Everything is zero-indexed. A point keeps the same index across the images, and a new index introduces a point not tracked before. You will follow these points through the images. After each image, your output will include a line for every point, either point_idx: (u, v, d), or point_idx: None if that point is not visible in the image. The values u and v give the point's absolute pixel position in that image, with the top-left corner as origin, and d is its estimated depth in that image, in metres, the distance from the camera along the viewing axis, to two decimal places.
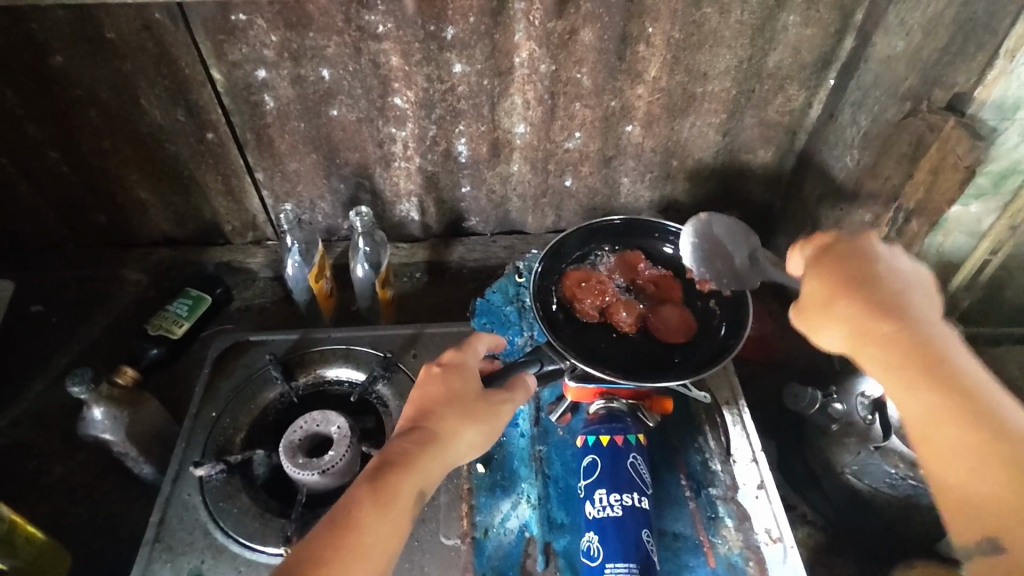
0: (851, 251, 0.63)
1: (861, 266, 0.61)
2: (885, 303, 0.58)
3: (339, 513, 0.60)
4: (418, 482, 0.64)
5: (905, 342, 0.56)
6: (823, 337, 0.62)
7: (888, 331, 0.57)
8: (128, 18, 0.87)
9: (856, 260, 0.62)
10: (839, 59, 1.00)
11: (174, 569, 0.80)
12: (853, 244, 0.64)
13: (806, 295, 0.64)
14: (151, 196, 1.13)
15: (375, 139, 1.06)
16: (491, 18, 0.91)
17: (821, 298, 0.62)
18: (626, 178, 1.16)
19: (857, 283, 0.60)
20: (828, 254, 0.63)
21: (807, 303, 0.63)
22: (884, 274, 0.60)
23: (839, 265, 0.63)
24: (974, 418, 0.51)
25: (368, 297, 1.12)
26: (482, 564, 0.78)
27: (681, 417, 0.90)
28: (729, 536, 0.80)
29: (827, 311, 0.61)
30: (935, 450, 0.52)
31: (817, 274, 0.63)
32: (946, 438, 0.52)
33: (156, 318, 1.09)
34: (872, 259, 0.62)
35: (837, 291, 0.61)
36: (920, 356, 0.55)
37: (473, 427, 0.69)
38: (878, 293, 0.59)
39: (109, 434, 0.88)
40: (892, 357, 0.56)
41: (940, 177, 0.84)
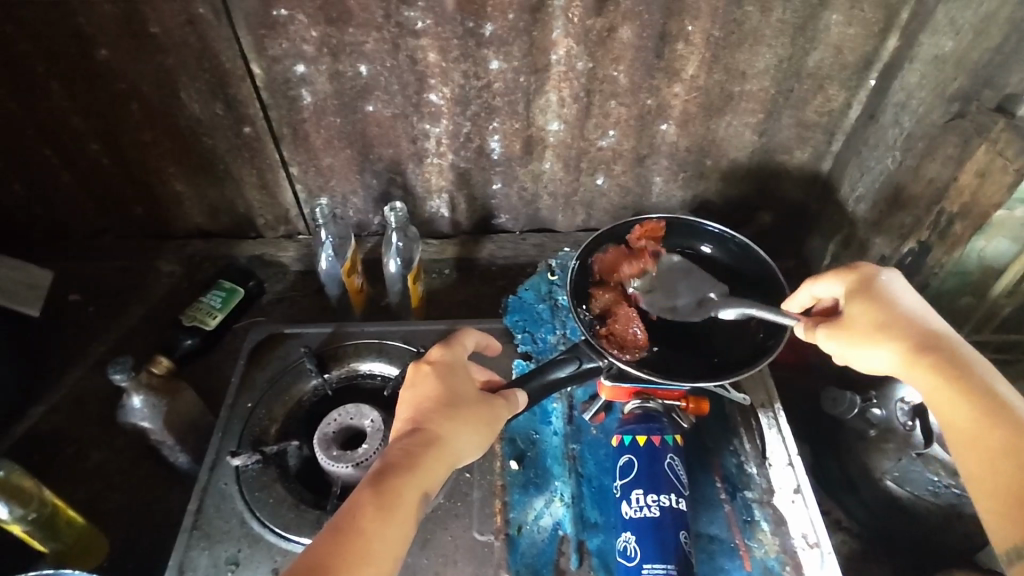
0: (892, 280, 0.72)
1: (907, 297, 0.70)
2: (933, 336, 0.67)
3: (342, 521, 0.59)
4: (420, 484, 0.64)
5: (952, 371, 0.64)
6: (870, 354, 0.69)
7: (938, 356, 0.65)
8: (172, 12, 0.89)
9: (902, 289, 0.71)
10: (881, 59, 0.98)
11: (212, 557, 0.81)
12: (891, 276, 0.73)
13: (857, 322, 0.70)
14: (188, 188, 1.14)
15: (410, 135, 1.06)
16: (530, 15, 0.91)
17: (871, 321, 0.69)
18: (659, 177, 1.15)
19: (906, 316, 0.68)
20: (877, 283, 0.72)
21: (850, 327, 0.71)
22: (921, 306, 0.70)
23: (888, 291, 0.71)
24: (1010, 424, 0.59)
25: (398, 292, 1.13)
26: (517, 562, 0.78)
27: (715, 419, 0.89)
28: (766, 541, 0.79)
29: (877, 336, 0.68)
30: (982, 458, 0.59)
31: (868, 300, 0.70)
32: (993, 441, 0.59)
33: (191, 309, 1.11)
34: (906, 293, 0.71)
35: (890, 319, 0.68)
36: (965, 380, 0.63)
37: (471, 428, 0.69)
38: (924, 321, 0.68)
39: (147, 422, 0.90)
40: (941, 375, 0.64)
41: (988, 180, 0.84)
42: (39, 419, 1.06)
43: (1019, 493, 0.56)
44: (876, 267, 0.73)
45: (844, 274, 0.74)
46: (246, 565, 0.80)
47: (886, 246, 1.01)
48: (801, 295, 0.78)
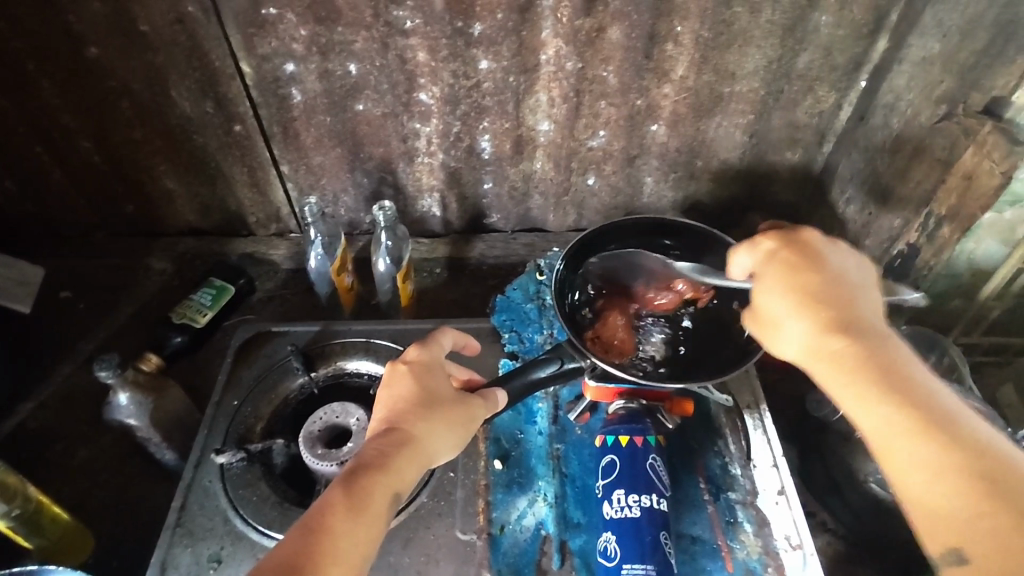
0: (807, 247, 0.66)
1: (823, 266, 0.64)
2: (848, 315, 0.61)
3: (312, 519, 0.59)
4: (393, 483, 0.64)
5: (855, 359, 0.58)
6: (784, 336, 0.62)
7: (847, 344, 0.59)
8: (161, 11, 0.89)
9: (818, 255, 0.65)
10: (871, 61, 0.98)
11: (194, 554, 0.81)
12: (811, 246, 0.66)
13: (767, 306, 0.65)
14: (178, 186, 1.14)
15: (399, 134, 1.06)
16: (519, 15, 0.91)
17: (783, 300, 0.63)
18: (649, 177, 1.15)
19: (822, 292, 0.62)
20: (791, 252, 0.66)
21: (766, 308, 0.65)
22: (834, 276, 0.63)
23: (802, 261, 0.65)
24: (929, 430, 0.52)
25: (388, 291, 1.13)
26: (498, 561, 0.78)
27: (700, 419, 0.89)
28: (748, 542, 0.79)
29: (788, 317, 0.63)
30: (897, 469, 0.53)
31: (782, 277, 0.64)
32: (906, 453, 0.53)
33: (181, 306, 1.11)
34: (824, 258, 0.65)
35: (796, 299, 0.63)
36: (872, 374, 0.56)
37: (446, 428, 0.69)
38: (840, 304, 0.61)
39: (133, 419, 0.90)
40: (846, 364, 0.58)
41: (974, 182, 0.84)
42: (27, 416, 1.06)
43: (938, 510, 0.50)
44: (792, 233, 0.68)
45: (751, 250, 0.69)
46: (229, 562, 0.80)
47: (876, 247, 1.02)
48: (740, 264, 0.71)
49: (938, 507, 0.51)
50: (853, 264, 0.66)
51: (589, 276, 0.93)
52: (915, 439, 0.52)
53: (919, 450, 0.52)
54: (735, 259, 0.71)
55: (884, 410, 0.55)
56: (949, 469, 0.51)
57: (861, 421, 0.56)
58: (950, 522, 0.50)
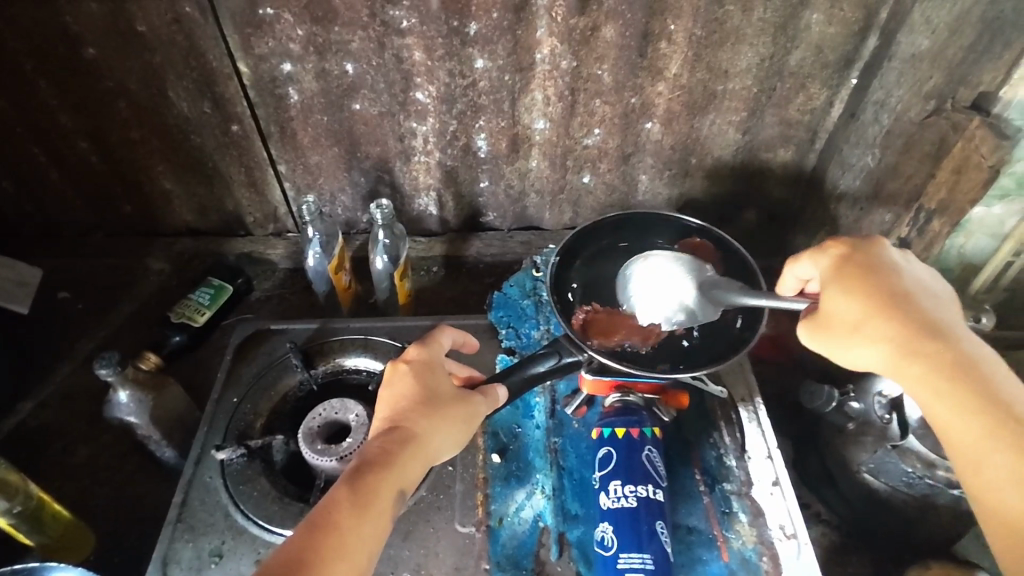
0: (876, 257, 0.70)
1: (898, 277, 0.69)
2: (926, 327, 0.66)
3: (318, 517, 0.60)
4: (396, 481, 0.65)
5: (939, 370, 0.63)
6: (860, 348, 0.67)
7: (929, 357, 0.64)
8: (159, 11, 0.89)
9: (893, 266, 0.70)
10: (862, 58, 0.99)
11: (196, 549, 0.82)
12: (879, 254, 0.70)
13: (838, 312, 0.69)
14: (176, 186, 1.15)
15: (396, 133, 1.07)
16: (514, 14, 0.92)
17: (857, 313, 0.68)
18: (644, 175, 1.16)
19: (901, 303, 0.67)
20: (857, 264, 0.70)
21: (835, 320, 0.69)
22: (909, 288, 0.68)
23: (872, 272, 0.69)
24: (1011, 438, 0.59)
25: (386, 289, 1.14)
26: (497, 552, 0.79)
27: (696, 413, 0.90)
28: (743, 531, 0.80)
29: (864, 329, 0.67)
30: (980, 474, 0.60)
31: (853, 289, 0.69)
32: (991, 460, 0.59)
33: (179, 305, 1.11)
34: (896, 271, 0.69)
35: (874, 309, 0.67)
36: (959, 387, 0.62)
37: (448, 425, 0.70)
38: (917, 315, 0.66)
39: (134, 416, 0.90)
40: (933, 377, 0.63)
41: (964, 176, 0.85)
42: (28, 415, 1.07)
43: (1017, 516, 0.58)
44: (859, 242, 0.71)
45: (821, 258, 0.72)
46: (230, 557, 0.81)
47: None
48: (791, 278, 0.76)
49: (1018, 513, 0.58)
50: (921, 274, 0.71)
51: (585, 270, 0.94)
52: (1000, 449, 0.59)
53: (1003, 461, 0.59)
54: (792, 271, 0.76)
55: (975, 422, 0.61)
56: None
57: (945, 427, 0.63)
58: None
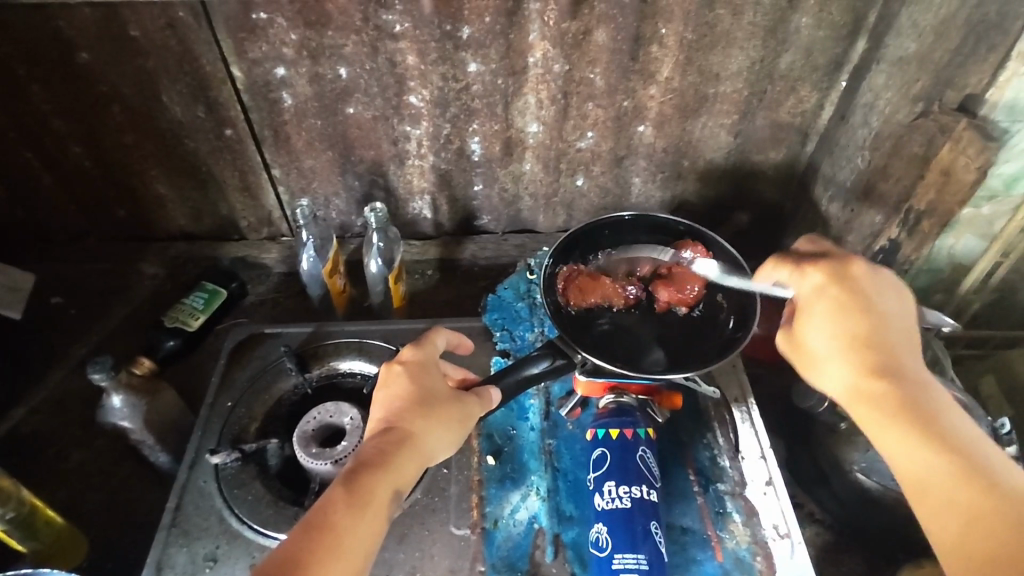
0: (860, 283, 0.71)
1: (873, 308, 0.70)
2: (890, 361, 0.67)
3: (314, 517, 0.60)
4: (393, 481, 0.65)
5: (896, 403, 0.64)
6: (826, 373, 0.70)
7: (889, 390, 0.65)
8: (151, 16, 0.89)
9: (869, 296, 0.70)
10: (851, 61, 1.00)
11: (190, 554, 0.82)
12: (866, 282, 0.71)
13: (814, 339, 0.72)
14: (170, 190, 1.15)
15: (390, 137, 1.07)
16: (507, 18, 0.92)
17: (838, 338, 0.69)
18: (637, 178, 1.17)
19: (853, 331, 0.69)
20: (837, 287, 0.71)
21: (812, 344, 0.72)
22: (862, 318, 0.69)
23: (848, 300, 0.70)
24: (964, 475, 0.58)
25: (380, 293, 1.14)
26: (492, 554, 0.79)
27: (689, 413, 0.90)
28: (737, 531, 0.80)
29: (831, 357, 0.70)
30: (930, 506, 0.58)
31: (825, 312, 0.71)
32: (946, 491, 0.58)
33: (173, 310, 1.11)
34: (872, 303, 0.70)
35: (847, 340, 0.69)
36: (915, 418, 0.62)
37: (444, 426, 0.70)
38: (883, 353, 0.67)
39: (127, 421, 0.90)
40: (889, 409, 0.64)
41: (951, 177, 0.86)
42: (20, 421, 1.06)
43: (965, 548, 0.55)
44: (840, 266, 0.72)
45: (799, 278, 0.74)
46: (225, 561, 0.81)
47: (859, 243, 1.03)
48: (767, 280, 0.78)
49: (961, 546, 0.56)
50: (894, 302, 0.71)
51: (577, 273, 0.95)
52: (951, 479, 0.58)
53: (944, 498, 0.58)
54: (770, 275, 0.78)
55: (929, 453, 0.60)
56: (974, 517, 0.56)
57: (894, 454, 0.62)
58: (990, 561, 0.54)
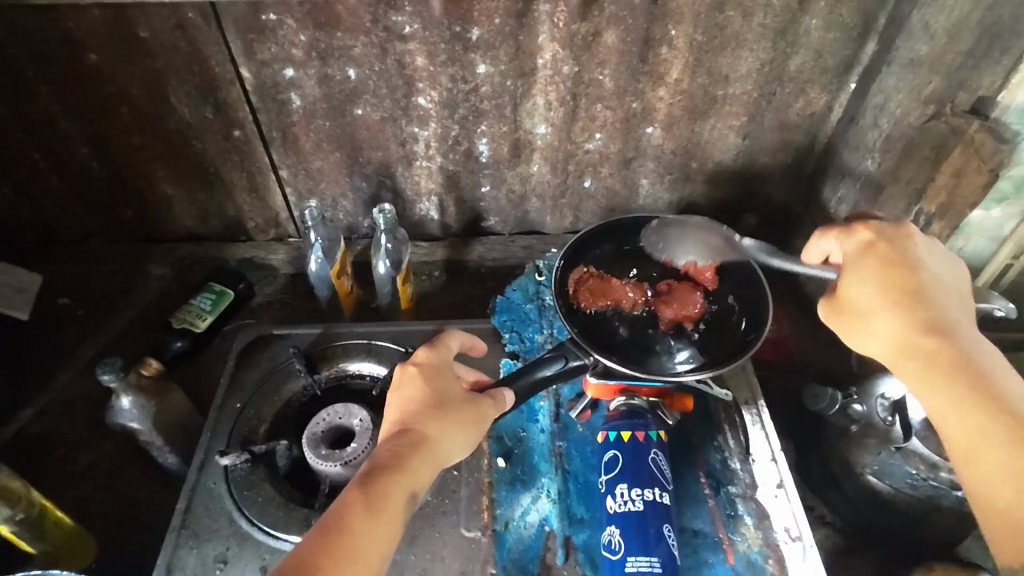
0: (906, 248, 0.72)
1: (919, 268, 0.71)
2: (939, 319, 0.68)
3: (330, 520, 0.60)
4: (408, 484, 0.65)
5: (950, 362, 0.65)
6: (872, 330, 0.70)
7: (938, 350, 0.66)
8: (162, 17, 0.89)
9: (916, 257, 0.72)
10: (860, 63, 1.00)
11: (200, 556, 0.81)
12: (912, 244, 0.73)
13: (857, 297, 0.72)
14: (177, 192, 1.15)
15: (398, 138, 1.07)
16: (516, 19, 0.92)
17: (883, 296, 0.70)
18: (645, 179, 1.17)
19: (903, 289, 0.70)
20: (883, 247, 0.72)
21: (857, 300, 0.72)
22: (913, 277, 0.70)
23: (897, 260, 0.71)
24: (1017, 433, 0.60)
25: (388, 294, 1.14)
26: (503, 557, 0.79)
27: (700, 415, 0.90)
28: (748, 534, 0.80)
29: (876, 312, 0.70)
30: (980, 465, 0.60)
31: (873, 269, 0.71)
32: (994, 449, 0.60)
33: (181, 311, 1.11)
34: (919, 263, 0.71)
35: (893, 298, 0.69)
36: (968, 376, 0.64)
37: (459, 427, 0.70)
38: (929, 311, 0.68)
39: (136, 422, 0.90)
40: (937, 367, 0.65)
41: (963, 179, 0.85)
42: (27, 422, 1.06)
43: (1015, 507, 0.58)
44: (892, 229, 0.74)
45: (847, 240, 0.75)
46: (235, 563, 0.81)
47: None
48: (815, 251, 0.78)
49: (1011, 502, 0.58)
50: (939, 263, 0.73)
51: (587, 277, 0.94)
52: (1001, 435, 0.60)
53: (994, 455, 0.60)
54: (817, 245, 0.78)
55: (977, 413, 0.62)
56: None
57: (945, 411, 0.64)
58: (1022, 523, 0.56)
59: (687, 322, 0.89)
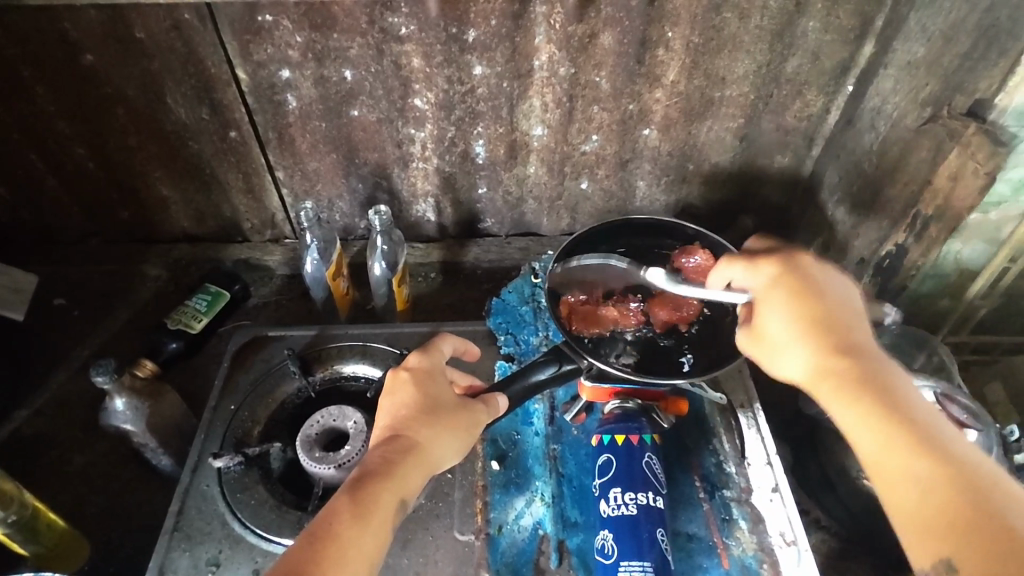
0: (809, 276, 0.71)
1: (820, 293, 0.69)
2: (844, 342, 0.66)
3: (319, 527, 0.60)
4: (398, 491, 0.64)
5: (851, 382, 0.63)
6: (786, 360, 0.68)
7: (846, 372, 0.64)
8: (157, 18, 0.89)
9: (819, 282, 0.70)
10: (858, 65, 1.00)
11: (193, 558, 0.81)
12: (815, 272, 0.72)
13: (770, 326, 0.70)
14: (173, 192, 1.14)
15: (394, 139, 1.07)
16: (513, 21, 0.92)
17: (797, 324, 0.68)
18: (642, 181, 1.16)
19: (815, 315, 0.68)
20: (793, 276, 0.71)
21: (772, 331, 0.70)
22: (824, 302, 0.69)
23: (803, 287, 0.70)
24: (928, 451, 0.57)
25: (384, 296, 1.13)
26: (497, 561, 0.78)
27: (695, 419, 0.90)
28: (743, 539, 0.80)
29: (789, 343, 0.68)
30: (889, 484, 0.57)
31: (787, 299, 0.70)
32: (904, 466, 0.57)
33: (176, 312, 1.11)
34: (822, 287, 0.70)
35: (803, 324, 0.68)
36: (874, 395, 0.62)
37: (450, 434, 0.69)
38: (835, 334, 0.67)
39: (130, 424, 0.90)
40: (839, 385, 0.63)
41: (959, 183, 0.85)
42: (21, 423, 1.06)
43: (935, 518, 0.54)
44: (792, 258, 0.73)
45: (757, 270, 0.74)
46: (227, 566, 0.81)
47: (865, 248, 1.03)
48: (721, 276, 0.78)
49: (925, 517, 0.55)
50: (840, 285, 0.72)
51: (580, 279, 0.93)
52: (907, 453, 0.57)
53: (903, 472, 0.57)
54: (724, 271, 0.78)
55: (882, 432, 0.59)
56: (937, 486, 0.55)
57: (856, 434, 0.61)
58: (939, 532, 0.54)
59: (682, 324, 0.89)
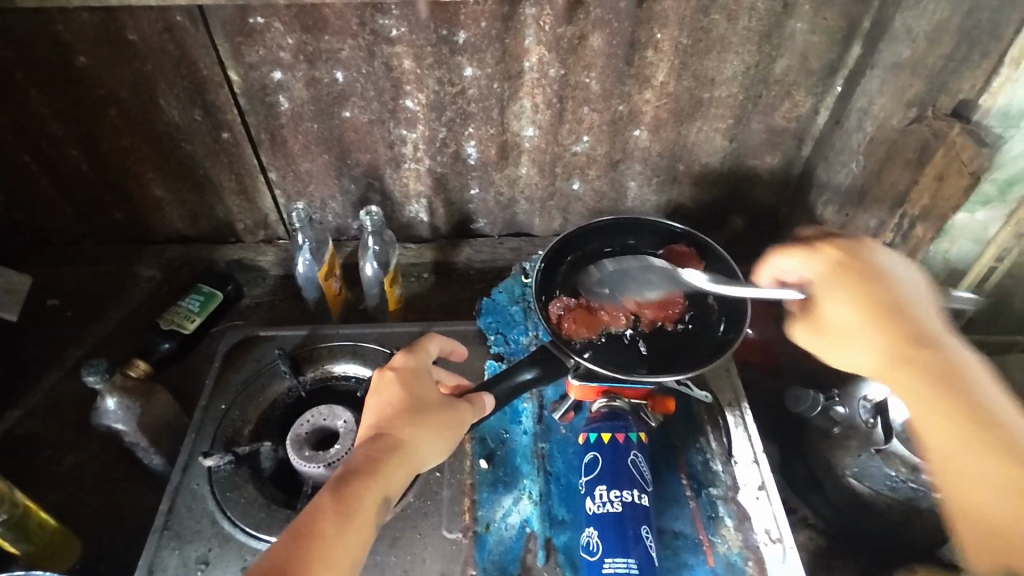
0: (871, 263, 0.74)
1: (886, 282, 0.72)
2: (918, 330, 0.68)
3: (302, 525, 0.60)
4: (381, 488, 0.65)
5: (931, 373, 0.65)
6: (853, 351, 0.70)
7: (921, 363, 0.66)
8: (149, 20, 0.90)
9: (884, 272, 0.73)
10: (846, 66, 1.00)
11: (182, 556, 0.82)
12: (876, 258, 0.74)
13: (833, 317, 0.73)
14: (167, 193, 1.15)
15: (386, 140, 1.07)
16: (502, 22, 0.93)
17: (864, 312, 0.70)
18: (633, 182, 1.17)
19: (883, 303, 0.70)
20: (854, 264, 0.73)
21: (836, 321, 0.72)
22: (890, 292, 0.71)
23: (867, 276, 0.72)
24: (1000, 450, 0.59)
25: (376, 296, 1.14)
26: (483, 558, 0.79)
27: (682, 417, 0.90)
28: (729, 536, 0.80)
29: (856, 332, 0.70)
30: (962, 482, 0.60)
31: (848, 288, 0.72)
32: (978, 463, 0.59)
33: (169, 313, 1.11)
34: (887, 276, 0.73)
35: (870, 314, 0.70)
36: (952, 387, 0.64)
37: (434, 432, 0.70)
38: (909, 324, 0.69)
39: (121, 424, 0.90)
40: (915, 375, 0.65)
41: (945, 183, 0.86)
42: (15, 423, 1.06)
43: (997, 520, 0.58)
44: (853, 244, 0.75)
45: (813, 258, 0.76)
46: (216, 564, 0.81)
47: None
48: (769, 269, 0.79)
49: (992, 514, 0.59)
50: (904, 270, 0.74)
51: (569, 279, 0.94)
52: (972, 448, 0.60)
53: (977, 470, 0.59)
54: (775, 262, 0.79)
55: (957, 426, 0.62)
56: (1009, 485, 0.58)
57: (925, 424, 0.64)
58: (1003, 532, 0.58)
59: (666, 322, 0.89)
